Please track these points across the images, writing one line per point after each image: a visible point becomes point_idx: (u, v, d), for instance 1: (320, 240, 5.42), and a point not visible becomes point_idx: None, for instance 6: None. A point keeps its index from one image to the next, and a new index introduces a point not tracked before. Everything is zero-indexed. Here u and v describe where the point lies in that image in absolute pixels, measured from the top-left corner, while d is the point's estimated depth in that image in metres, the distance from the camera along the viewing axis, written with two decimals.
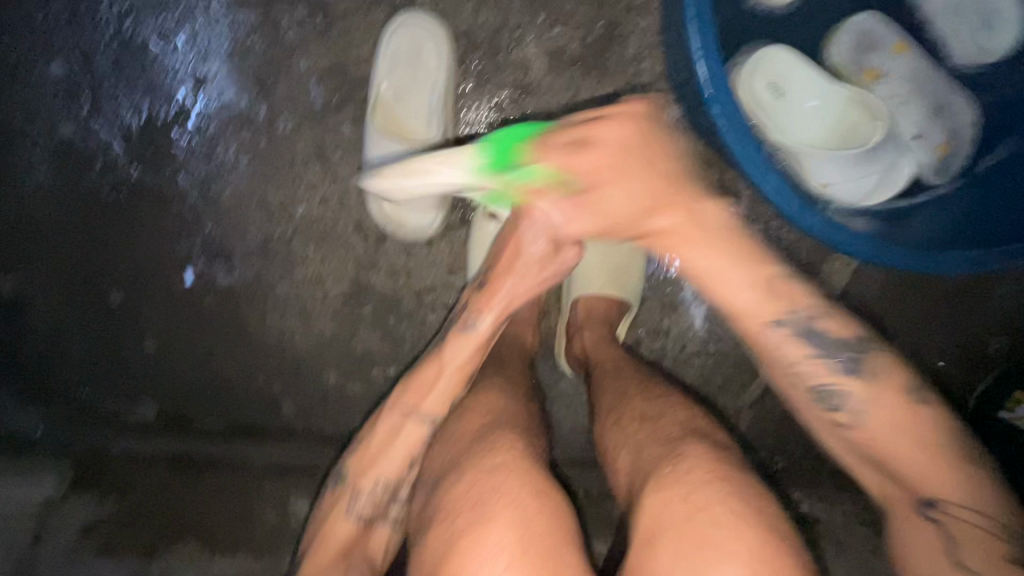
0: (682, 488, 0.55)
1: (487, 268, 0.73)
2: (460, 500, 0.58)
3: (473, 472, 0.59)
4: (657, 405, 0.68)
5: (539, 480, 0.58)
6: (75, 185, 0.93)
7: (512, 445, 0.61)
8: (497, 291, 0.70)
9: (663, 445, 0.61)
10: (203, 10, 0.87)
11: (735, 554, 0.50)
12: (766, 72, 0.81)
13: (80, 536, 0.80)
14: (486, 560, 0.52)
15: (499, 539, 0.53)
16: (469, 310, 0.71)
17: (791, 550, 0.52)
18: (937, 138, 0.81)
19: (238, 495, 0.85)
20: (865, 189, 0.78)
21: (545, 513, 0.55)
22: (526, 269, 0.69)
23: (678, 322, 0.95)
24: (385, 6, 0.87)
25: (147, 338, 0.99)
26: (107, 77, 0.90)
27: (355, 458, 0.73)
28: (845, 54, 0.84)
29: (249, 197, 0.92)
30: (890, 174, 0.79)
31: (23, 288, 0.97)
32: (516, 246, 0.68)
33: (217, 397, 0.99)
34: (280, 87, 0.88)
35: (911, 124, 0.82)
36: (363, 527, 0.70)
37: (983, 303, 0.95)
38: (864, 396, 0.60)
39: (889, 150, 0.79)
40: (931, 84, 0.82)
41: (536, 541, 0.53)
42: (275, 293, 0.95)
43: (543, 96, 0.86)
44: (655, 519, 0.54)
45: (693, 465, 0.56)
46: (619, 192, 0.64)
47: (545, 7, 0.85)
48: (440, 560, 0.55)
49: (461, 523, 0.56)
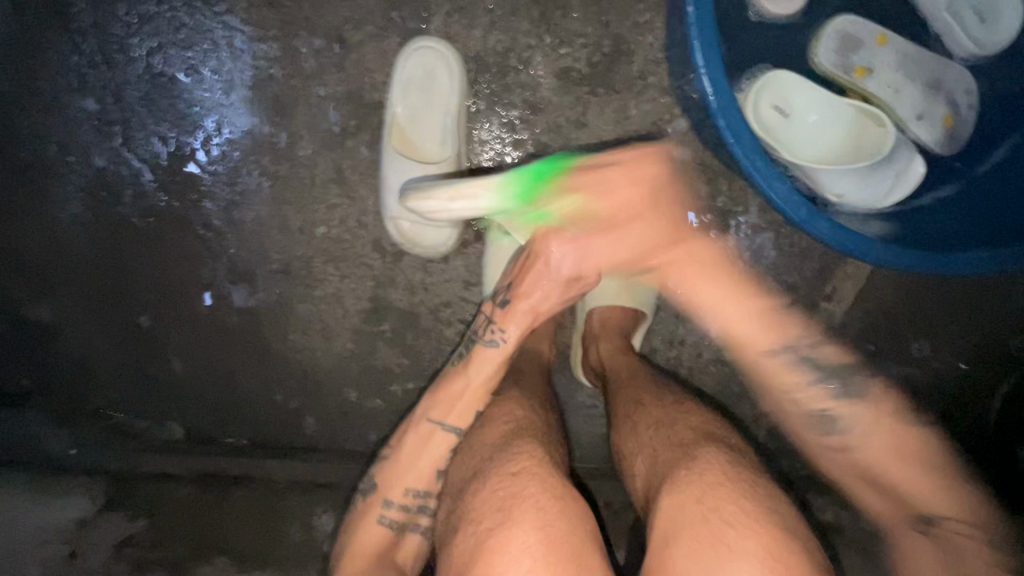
0: (693, 489, 0.56)
1: (512, 281, 0.74)
2: (483, 504, 0.59)
3: (498, 476, 0.60)
4: (671, 409, 0.69)
5: (557, 484, 0.59)
6: (107, 214, 0.97)
7: (531, 451, 0.63)
8: (518, 302, 0.72)
9: (679, 450, 0.61)
10: (227, 45, 0.91)
11: (750, 552, 0.51)
12: (767, 96, 0.81)
13: (115, 552, 0.83)
14: (511, 560, 0.53)
15: (525, 539, 0.54)
16: (493, 325, 0.74)
17: (801, 548, 0.53)
18: (940, 112, 0.81)
19: (268, 511, 0.88)
20: (881, 193, 0.80)
21: (564, 514, 0.56)
22: (550, 287, 0.71)
23: (692, 331, 0.96)
24: (398, 33, 0.89)
25: (174, 359, 1.02)
26: (136, 109, 0.93)
27: (384, 468, 0.75)
28: (831, 60, 0.81)
29: (271, 220, 0.95)
30: (906, 174, 0.80)
31: (57, 314, 1.02)
32: (544, 262, 0.71)
33: (240, 415, 1.03)
34: (299, 114, 0.92)
35: (913, 107, 0.81)
36: (395, 533, 0.73)
37: (1004, 303, 0.94)
38: (852, 424, 0.69)
39: (902, 152, 0.80)
40: (922, 63, 0.80)
41: (561, 544, 0.54)
42: (297, 313, 0.98)
43: (552, 114, 0.89)
44: (668, 517, 0.55)
45: (705, 467, 0.57)
46: (640, 227, 0.72)
47: (553, 28, 0.87)
48: (466, 563, 0.56)
49: (487, 526, 0.57)
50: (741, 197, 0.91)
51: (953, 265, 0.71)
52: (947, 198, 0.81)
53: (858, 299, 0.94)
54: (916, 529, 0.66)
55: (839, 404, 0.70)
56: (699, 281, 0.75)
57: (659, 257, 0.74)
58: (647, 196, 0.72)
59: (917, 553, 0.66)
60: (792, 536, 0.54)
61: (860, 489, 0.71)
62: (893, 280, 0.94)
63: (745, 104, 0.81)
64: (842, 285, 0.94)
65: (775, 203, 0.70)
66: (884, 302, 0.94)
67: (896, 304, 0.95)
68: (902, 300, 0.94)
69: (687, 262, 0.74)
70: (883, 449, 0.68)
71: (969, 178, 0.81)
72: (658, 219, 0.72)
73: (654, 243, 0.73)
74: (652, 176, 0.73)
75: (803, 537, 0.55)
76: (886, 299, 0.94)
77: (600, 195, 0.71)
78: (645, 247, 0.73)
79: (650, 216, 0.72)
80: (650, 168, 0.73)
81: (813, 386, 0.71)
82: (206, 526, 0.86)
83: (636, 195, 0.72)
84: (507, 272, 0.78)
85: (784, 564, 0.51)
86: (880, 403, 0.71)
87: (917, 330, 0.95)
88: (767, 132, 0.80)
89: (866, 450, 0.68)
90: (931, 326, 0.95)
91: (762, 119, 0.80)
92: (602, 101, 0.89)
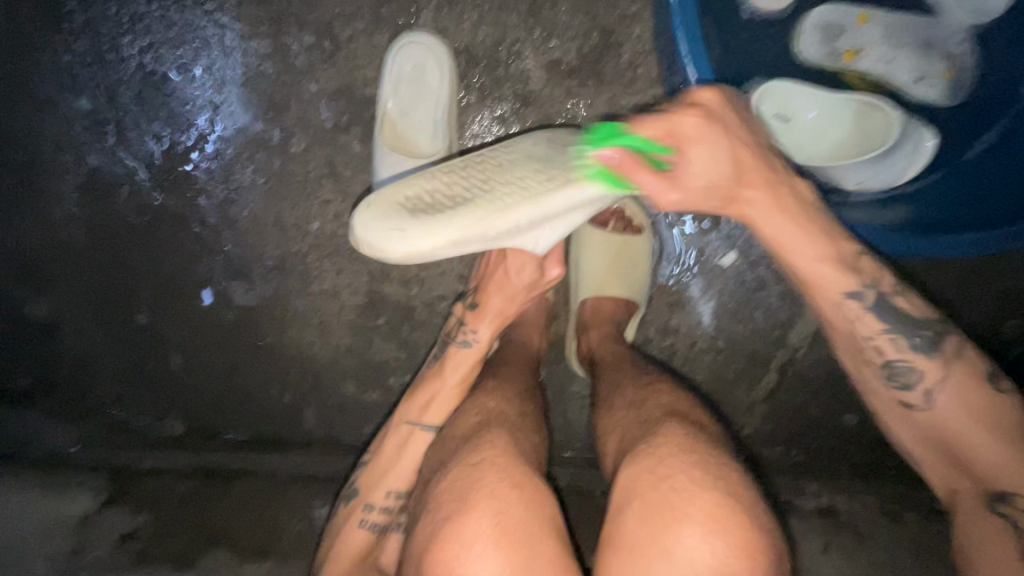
0: (645, 461, 0.57)
1: (477, 288, 0.79)
2: (442, 491, 0.60)
3: (463, 464, 0.61)
4: (645, 390, 0.70)
5: (516, 470, 0.59)
6: (103, 213, 0.98)
7: (493, 439, 0.63)
8: (488, 304, 0.76)
9: (643, 427, 0.63)
10: (218, 44, 0.91)
11: (695, 517, 0.52)
12: (763, 109, 0.79)
13: (116, 546, 0.86)
14: (467, 546, 0.55)
15: (477, 524, 0.55)
16: (465, 326, 0.77)
17: (750, 511, 0.54)
18: (940, 69, 0.80)
19: (264, 503, 0.89)
20: (896, 174, 0.80)
21: (522, 500, 0.57)
22: (514, 291, 0.75)
23: (686, 320, 0.97)
24: (388, 28, 0.90)
25: (172, 356, 1.03)
26: (129, 108, 0.94)
27: (366, 473, 0.78)
28: (816, 50, 0.81)
29: (266, 216, 0.96)
30: (919, 148, 0.80)
31: (56, 314, 1.03)
32: (505, 270, 0.74)
33: (239, 411, 1.04)
34: (292, 111, 0.92)
35: (910, 71, 0.80)
36: (377, 535, 0.75)
37: (996, 289, 0.95)
38: (927, 378, 0.65)
39: (909, 129, 0.79)
40: (908, 29, 0.79)
41: (511, 530, 0.55)
42: (293, 308, 0.99)
43: (542, 107, 0.90)
44: (626, 489, 0.56)
45: (663, 442, 0.58)
46: (702, 152, 0.61)
47: (541, 20, 0.87)
48: (423, 550, 0.57)
49: (445, 513, 0.58)
50: None
51: (947, 246, 0.75)
52: (935, 178, 0.81)
53: None
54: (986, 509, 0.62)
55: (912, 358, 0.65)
56: (778, 224, 0.66)
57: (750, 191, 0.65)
58: (728, 150, 0.63)
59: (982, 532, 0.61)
60: (743, 505, 0.54)
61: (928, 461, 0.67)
62: (883, 266, 0.94)
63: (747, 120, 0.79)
64: None
65: None
66: None
67: None
68: (893, 286, 0.95)
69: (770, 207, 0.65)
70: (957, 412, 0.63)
71: (956, 161, 0.81)
72: (726, 148, 0.62)
73: (741, 169, 0.64)
74: (697, 128, 0.60)
75: (757, 506, 0.55)
76: None
77: (666, 127, 0.59)
78: (723, 168, 0.62)
79: (716, 150, 0.61)
80: (696, 114, 0.60)
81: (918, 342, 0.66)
82: (201, 518, 0.88)
83: (695, 131, 0.60)
84: (476, 275, 0.82)
85: (729, 529, 0.52)
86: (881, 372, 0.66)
87: None
88: (776, 145, 0.79)
89: (934, 408, 0.64)
90: None
91: (767, 130, 0.79)
92: (592, 93, 0.89)
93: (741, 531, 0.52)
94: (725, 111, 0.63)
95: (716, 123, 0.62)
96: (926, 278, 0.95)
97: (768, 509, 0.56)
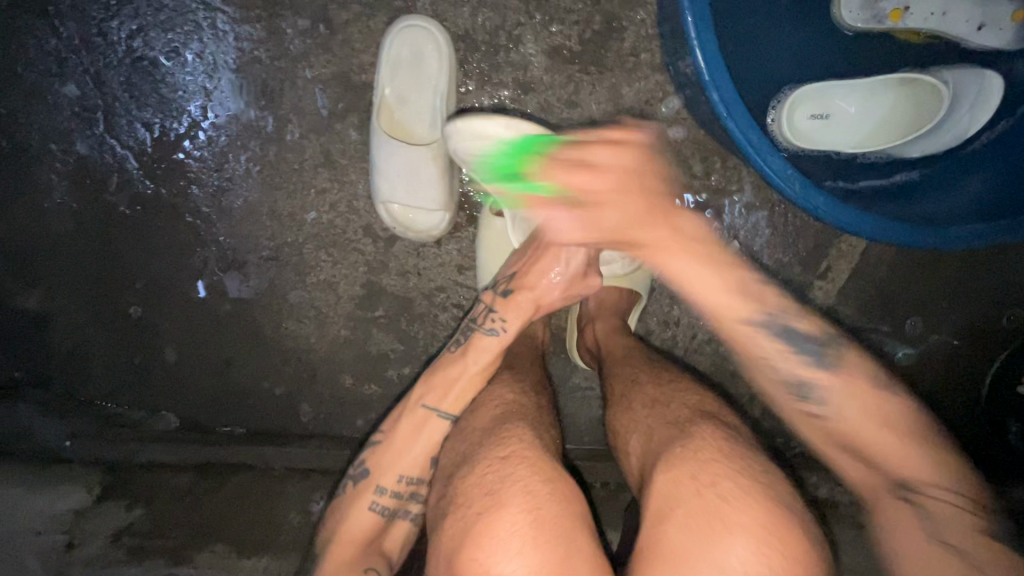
0: (690, 467, 0.55)
1: (510, 274, 0.76)
2: (470, 488, 0.59)
3: (489, 459, 0.60)
4: (657, 384, 0.69)
5: (545, 466, 0.58)
6: (93, 203, 0.96)
7: (520, 434, 0.62)
8: (523, 290, 0.73)
9: (671, 428, 0.61)
10: (210, 28, 0.89)
11: (744, 528, 0.51)
12: (803, 111, 0.80)
13: (111, 542, 0.83)
14: (501, 542, 0.53)
15: (513, 523, 0.54)
16: (493, 314, 0.75)
17: (796, 521, 0.53)
18: (1005, 11, 0.75)
19: (266, 498, 0.89)
20: (964, 129, 0.78)
21: (554, 495, 0.56)
22: (562, 272, 0.72)
23: (687, 310, 0.96)
24: (386, 12, 0.87)
25: (164, 348, 1.02)
26: (119, 94, 0.91)
27: (376, 453, 0.75)
28: (861, 14, 0.79)
29: (261, 206, 0.94)
30: (981, 96, 0.77)
31: (46, 307, 1.01)
32: (553, 246, 0.72)
33: (234, 404, 1.02)
34: (286, 98, 0.90)
35: (969, 20, 0.77)
36: (385, 519, 0.74)
37: (995, 277, 0.94)
38: (826, 393, 0.61)
39: (963, 82, 0.77)
40: None
41: (550, 526, 0.54)
42: (289, 300, 0.97)
43: (543, 93, 0.88)
44: (663, 495, 0.54)
45: (702, 446, 0.57)
46: (614, 212, 0.62)
47: (543, 5, 0.85)
48: (455, 544, 0.56)
49: (477, 510, 0.56)
50: (735, 176, 0.90)
51: (949, 238, 0.70)
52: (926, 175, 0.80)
53: (852, 277, 0.94)
54: (897, 501, 0.58)
55: (807, 373, 0.61)
56: (678, 262, 0.62)
57: (639, 232, 0.62)
58: (624, 177, 0.62)
59: (891, 525, 0.58)
60: (783, 514, 0.53)
61: (834, 460, 0.62)
62: (886, 255, 0.94)
63: (791, 129, 0.80)
64: (836, 261, 0.94)
65: (768, 178, 0.67)
66: (877, 279, 0.94)
67: (893, 281, 0.95)
68: (896, 277, 0.94)
69: (671, 243, 0.62)
70: (862, 417, 0.59)
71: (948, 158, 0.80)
72: (626, 199, 0.61)
73: (642, 212, 0.62)
74: (614, 166, 0.62)
75: (786, 508, 0.54)
76: (879, 276, 0.94)
77: (573, 175, 0.62)
78: (625, 220, 0.62)
79: (630, 201, 0.62)
80: (624, 150, 0.62)
81: (795, 352, 0.61)
82: (202, 515, 0.86)
83: (607, 183, 0.62)
84: (506, 263, 0.79)
85: (778, 539, 0.51)
86: (858, 370, 0.61)
87: (912, 307, 0.96)
88: (810, 146, 0.80)
89: (841, 418, 0.60)
90: (923, 302, 0.95)
91: (810, 133, 0.80)
92: (595, 80, 0.87)
93: (791, 543, 0.51)
94: (656, 153, 0.65)
95: (633, 175, 0.62)
96: (929, 269, 0.94)
97: (807, 516, 0.55)
